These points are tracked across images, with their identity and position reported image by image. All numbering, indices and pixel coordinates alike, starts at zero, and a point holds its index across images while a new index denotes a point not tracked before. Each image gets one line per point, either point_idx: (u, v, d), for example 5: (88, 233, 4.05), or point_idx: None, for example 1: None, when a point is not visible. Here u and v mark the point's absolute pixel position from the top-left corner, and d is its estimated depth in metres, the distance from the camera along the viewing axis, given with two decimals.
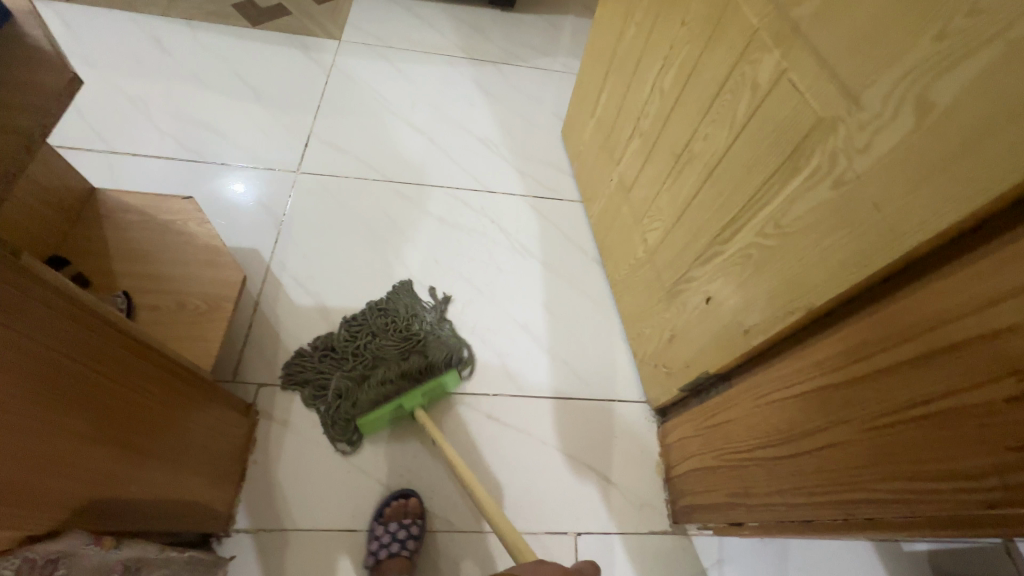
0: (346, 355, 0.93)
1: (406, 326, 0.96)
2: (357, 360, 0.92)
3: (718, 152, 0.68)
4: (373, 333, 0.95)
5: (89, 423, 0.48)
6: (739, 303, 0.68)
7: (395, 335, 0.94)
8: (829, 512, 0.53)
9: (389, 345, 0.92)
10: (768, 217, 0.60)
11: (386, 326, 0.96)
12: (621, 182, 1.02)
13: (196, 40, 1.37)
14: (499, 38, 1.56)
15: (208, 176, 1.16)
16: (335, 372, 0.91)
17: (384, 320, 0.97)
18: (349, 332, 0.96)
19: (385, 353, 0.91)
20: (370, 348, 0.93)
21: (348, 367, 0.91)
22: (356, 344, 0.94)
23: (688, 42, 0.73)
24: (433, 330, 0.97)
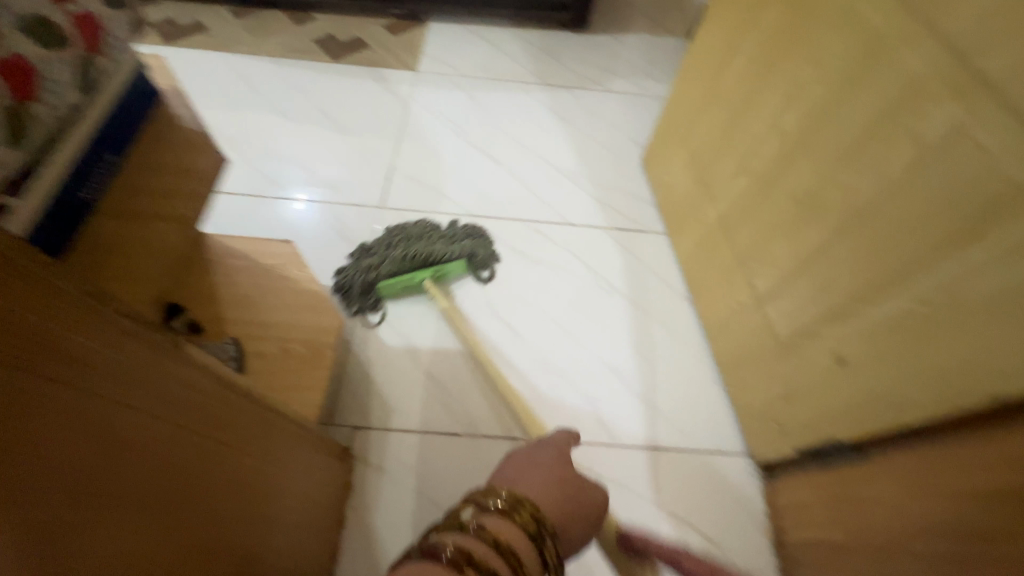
0: (379, 247, 1.04)
1: (436, 234, 1.07)
2: (386, 249, 1.03)
3: (860, 205, 0.62)
4: (407, 236, 1.05)
5: (210, 498, 0.46)
6: (886, 373, 0.61)
7: (425, 238, 1.05)
8: None
9: (417, 242, 1.04)
10: (935, 285, 0.54)
11: (419, 232, 1.06)
12: (720, 219, 0.96)
13: (281, 76, 1.41)
14: (571, 61, 1.53)
15: (296, 211, 1.19)
16: (367, 257, 1.03)
17: (419, 228, 1.08)
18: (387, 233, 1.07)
19: (412, 247, 1.02)
20: (400, 242, 1.04)
21: (378, 254, 1.03)
22: (390, 241, 1.05)
23: (818, 82, 0.68)
24: (458, 238, 1.08)
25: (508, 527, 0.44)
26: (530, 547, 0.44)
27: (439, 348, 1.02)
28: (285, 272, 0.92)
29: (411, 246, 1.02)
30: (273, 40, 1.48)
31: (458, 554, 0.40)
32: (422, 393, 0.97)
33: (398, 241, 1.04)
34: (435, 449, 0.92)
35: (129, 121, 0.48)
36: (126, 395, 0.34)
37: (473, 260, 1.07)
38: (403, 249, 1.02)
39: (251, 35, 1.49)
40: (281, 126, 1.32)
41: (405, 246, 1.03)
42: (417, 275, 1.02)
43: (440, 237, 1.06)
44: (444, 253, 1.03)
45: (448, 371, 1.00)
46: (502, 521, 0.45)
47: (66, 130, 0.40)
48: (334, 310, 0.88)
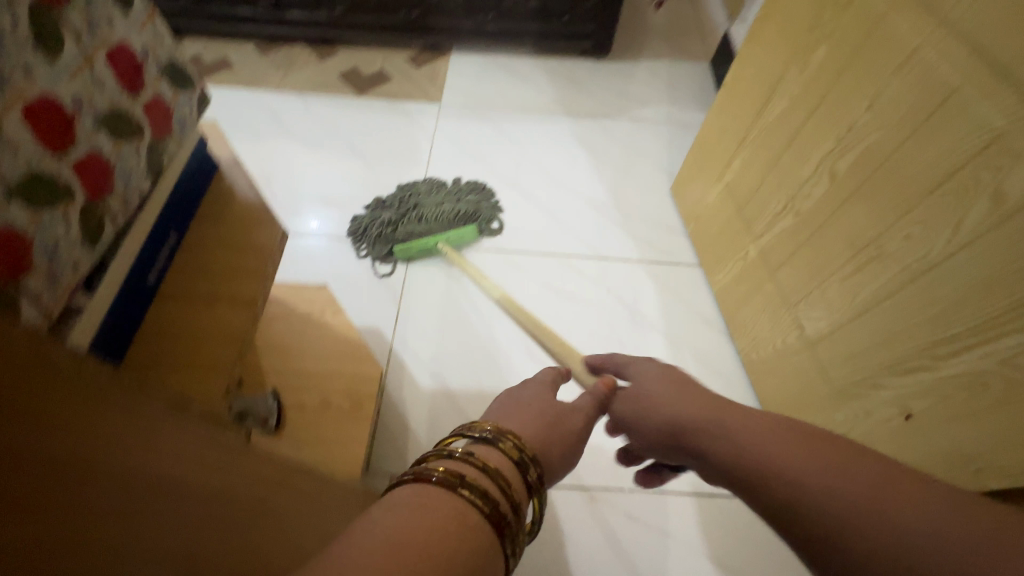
0: (394, 202, 1.20)
1: (444, 191, 1.23)
2: (400, 205, 1.19)
3: (930, 257, 0.60)
4: (418, 191, 1.22)
5: None
6: (964, 434, 0.58)
7: (435, 194, 1.21)
8: None
9: (428, 198, 1.20)
10: (1020, 347, 0.51)
11: (428, 188, 1.23)
12: (762, 257, 0.94)
13: (307, 110, 1.42)
14: (595, 89, 1.52)
15: (325, 247, 1.18)
16: (384, 210, 1.19)
17: (430, 190, 1.22)
18: (402, 194, 1.21)
19: (424, 203, 1.19)
20: (413, 200, 1.20)
21: (393, 207, 1.19)
22: (403, 198, 1.21)
23: (874, 128, 0.66)
24: (464, 199, 1.22)
25: (496, 457, 0.38)
26: (517, 475, 0.38)
27: (474, 390, 1.00)
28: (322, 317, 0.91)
29: (423, 203, 1.19)
30: (298, 75, 1.49)
31: (448, 474, 0.33)
32: None
33: (411, 198, 1.20)
34: None
35: (188, 199, 0.47)
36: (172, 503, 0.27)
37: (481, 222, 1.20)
38: (415, 205, 1.19)
39: (277, 71, 1.50)
40: (307, 161, 1.32)
41: (417, 203, 1.19)
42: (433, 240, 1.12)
43: (451, 198, 1.21)
44: (455, 211, 1.17)
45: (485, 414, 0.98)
46: (485, 449, 0.39)
47: (132, 220, 0.39)
48: (373, 357, 0.87)
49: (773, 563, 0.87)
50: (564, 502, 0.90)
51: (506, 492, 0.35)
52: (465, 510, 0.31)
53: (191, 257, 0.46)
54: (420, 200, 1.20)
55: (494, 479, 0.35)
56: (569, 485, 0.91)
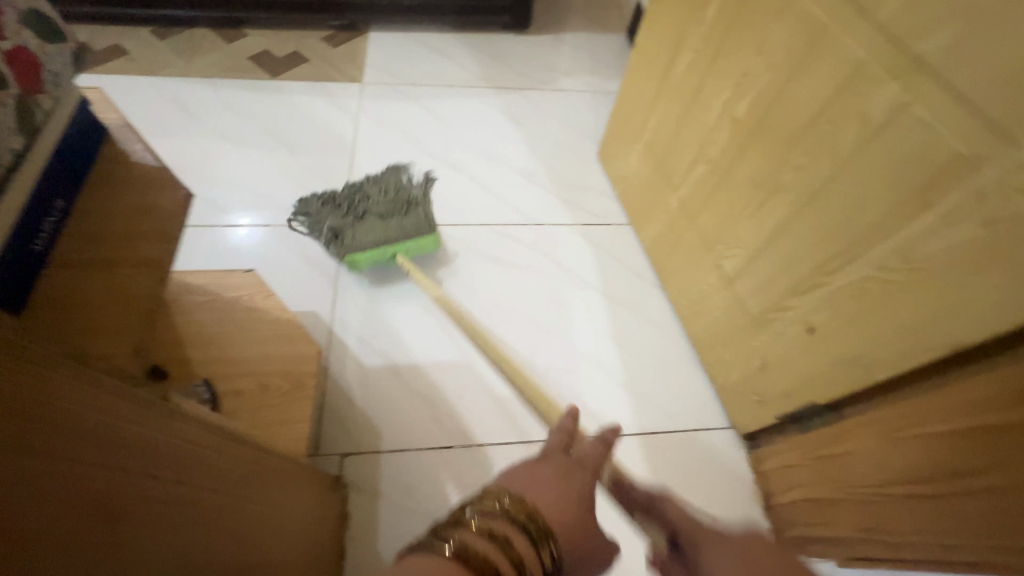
0: (341, 204, 1.06)
1: (395, 189, 1.09)
2: (349, 207, 1.06)
3: (816, 183, 0.66)
4: (366, 190, 1.09)
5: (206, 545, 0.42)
6: (856, 337, 0.66)
7: (385, 194, 1.08)
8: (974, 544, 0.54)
9: (379, 200, 1.07)
10: (891, 251, 0.58)
11: (377, 187, 1.10)
12: (683, 206, 1.00)
13: (217, 97, 1.34)
14: (518, 63, 1.54)
15: (250, 236, 1.13)
16: (330, 213, 1.05)
17: (380, 190, 1.09)
18: (349, 194, 1.08)
19: (375, 205, 1.06)
20: (362, 202, 1.06)
21: (340, 210, 1.05)
22: (352, 199, 1.07)
23: (765, 71, 0.72)
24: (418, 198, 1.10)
25: (513, 532, 0.36)
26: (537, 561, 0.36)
27: (421, 363, 1.00)
28: (252, 303, 0.87)
29: (374, 206, 1.06)
30: (203, 61, 1.40)
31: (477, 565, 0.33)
32: (412, 410, 0.95)
33: (360, 199, 1.07)
34: (431, 465, 0.90)
35: (75, 163, 0.43)
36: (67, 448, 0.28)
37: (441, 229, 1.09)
38: (366, 208, 1.06)
39: (179, 57, 1.40)
40: (223, 150, 1.25)
41: (367, 205, 1.06)
42: (391, 251, 1.02)
43: (405, 201, 1.07)
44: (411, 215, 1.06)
45: (434, 385, 0.98)
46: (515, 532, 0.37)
47: (16, 179, 0.37)
48: (310, 339, 0.85)
49: (715, 485, 0.94)
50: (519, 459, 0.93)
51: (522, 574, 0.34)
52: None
53: (84, 225, 0.43)
54: (373, 203, 1.06)
55: (510, 558, 0.35)
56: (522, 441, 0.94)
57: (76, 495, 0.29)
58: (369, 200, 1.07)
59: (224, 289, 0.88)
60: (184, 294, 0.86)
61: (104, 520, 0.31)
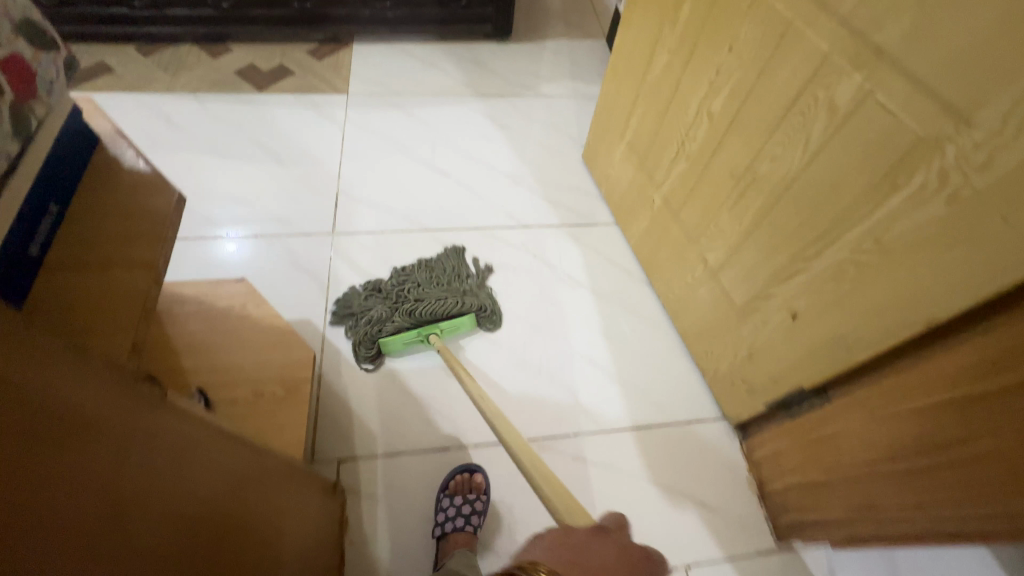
0: (389, 292, 1.03)
1: (447, 281, 1.07)
2: (399, 299, 1.02)
3: (792, 171, 0.69)
4: (417, 283, 1.06)
5: (213, 538, 0.41)
6: (836, 319, 0.68)
7: (435, 286, 1.05)
8: (957, 514, 0.56)
9: (429, 291, 1.03)
10: (864, 234, 0.61)
11: (429, 278, 1.06)
12: (666, 203, 1.02)
13: (204, 110, 1.35)
14: (502, 70, 1.57)
15: (239, 247, 1.13)
16: (376, 300, 1.02)
17: (427, 276, 1.07)
18: (397, 280, 1.06)
19: (425, 296, 1.01)
20: (411, 290, 1.03)
21: (387, 298, 1.02)
22: (400, 288, 1.04)
23: (737, 67, 0.74)
24: (468, 288, 1.06)
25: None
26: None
27: (414, 366, 1.01)
28: (244, 311, 0.88)
29: (422, 292, 1.02)
30: (189, 76, 1.41)
31: None
32: (407, 413, 0.96)
33: (410, 289, 1.03)
34: (427, 466, 0.91)
35: (68, 169, 0.44)
36: (70, 433, 0.28)
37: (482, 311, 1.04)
38: (414, 295, 1.03)
39: (165, 72, 1.41)
40: (212, 164, 1.26)
41: (416, 293, 1.02)
42: (424, 331, 0.98)
43: (452, 286, 1.06)
44: (454, 299, 1.02)
45: (428, 388, 0.99)
46: None
47: (10, 185, 0.38)
48: (304, 344, 0.86)
49: (711, 475, 0.94)
50: None
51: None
52: None
53: (83, 227, 0.44)
54: (421, 292, 1.03)
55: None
56: None
57: (92, 482, 0.29)
58: (419, 287, 1.04)
59: (216, 297, 0.88)
60: (176, 304, 0.86)
61: (115, 511, 0.30)
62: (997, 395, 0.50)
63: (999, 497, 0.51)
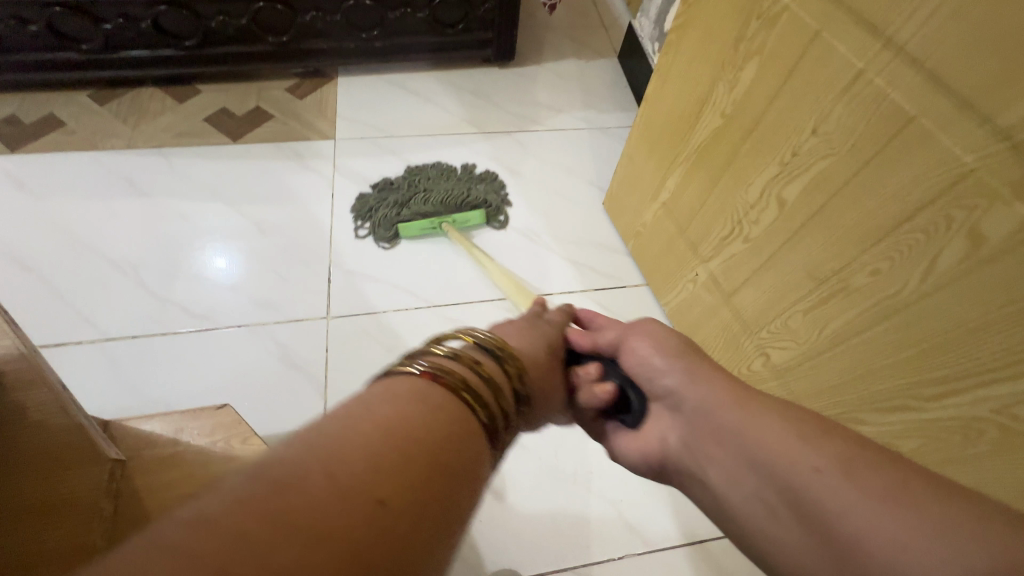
0: (402, 183, 1.17)
1: (457, 179, 1.20)
2: (411, 189, 1.15)
3: (905, 297, 0.55)
4: (429, 177, 1.19)
5: None
6: (965, 480, 0.55)
7: (446, 180, 1.18)
8: None
9: (439, 183, 1.17)
10: (1019, 399, 0.48)
11: (437, 174, 1.20)
12: (713, 280, 0.88)
13: (172, 169, 1.19)
14: (506, 101, 1.40)
15: (220, 340, 0.98)
16: (389, 193, 1.16)
17: (437, 171, 1.20)
18: (409, 175, 1.19)
19: (434, 187, 1.15)
20: (424, 185, 1.17)
21: (401, 190, 1.16)
22: (413, 181, 1.17)
23: (823, 157, 0.60)
24: (474, 185, 1.19)
25: (482, 356, 0.43)
26: (500, 370, 0.43)
27: None
28: (228, 448, 0.74)
29: (432, 186, 1.16)
30: (153, 127, 1.24)
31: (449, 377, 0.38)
32: None
33: (421, 182, 1.17)
34: None
35: None
36: None
37: (487, 205, 1.16)
38: (426, 187, 1.16)
39: (124, 124, 1.24)
40: (183, 235, 1.10)
41: (427, 185, 1.16)
42: (438, 219, 1.11)
43: (460, 182, 1.18)
44: (464, 193, 1.15)
45: None
46: (477, 352, 0.44)
47: None
48: None
49: None
50: None
51: (479, 372, 0.41)
52: (432, 389, 0.36)
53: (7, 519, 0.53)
54: (432, 184, 1.16)
55: (481, 373, 0.41)
56: (555, 569, 0.82)
57: None
58: (429, 180, 1.17)
59: (194, 433, 0.74)
60: (145, 447, 0.71)
61: None
62: None
63: None
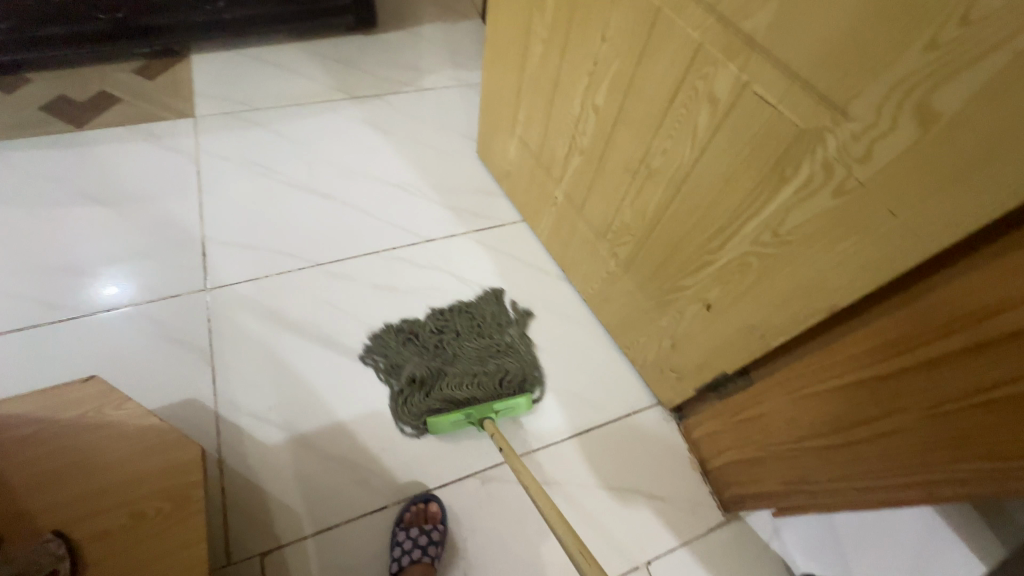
0: (430, 345, 0.97)
1: (488, 333, 1.01)
2: (437, 352, 0.96)
3: (684, 165, 0.66)
4: (458, 333, 1.00)
5: None
6: (747, 309, 0.67)
7: (478, 340, 0.99)
8: (880, 488, 0.58)
9: (471, 345, 0.98)
10: (762, 226, 0.59)
11: (468, 328, 1.00)
12: (568, 199, 0.97)
13: (7, 163, 1.10)
14: (374, 66, 1.42)
15: (87, 329, 0.94)
16: (414, 357, 0.96)
17: (467, 321, 1.02)
18: (433, 329, 1.00)
19: (463, 353, 0.96)
20: (452, 345, 0.97)
21: (426, 352, 0.97)
22: (439, 341, 0.98)
23: (613, 59, 0.69)
24: (510, 344, 1.00)
25: None
26: None
27: (331, 428, 0.90)
28: (99, 418, 0.72)
29: (467, 351, 0.97)
30: None
31: None
32: (333, 482, 0.86)
33: (450, 343, 0.98)
34: (366, 532, 0.83)
35: None
36: None
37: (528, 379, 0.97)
38: (454, 350, 0.97)
39: None
40: (31, 231, 1.03)
41: (456, 349, 0.97)
42: (474, 413, 0.88)
43: (494, 344, 0.99)
44: (504, 368, 0.95)
45: (353, 447, 0.89)
46: None
47: None
48: (186, 442, 0.73)
49: (655, 464, 0.95)
50: (463, 494, 0.88)
51: None
52: None
53: None
54: (463, 344, 0.98)
55: None
56: (460, 477, 0.90)
57: None
58: (460, 340, 0.99)
59: (58, 410, 0.72)
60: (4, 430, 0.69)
61: None
62: (904, 375, 0.51)
63: (919, 469, 0.52)
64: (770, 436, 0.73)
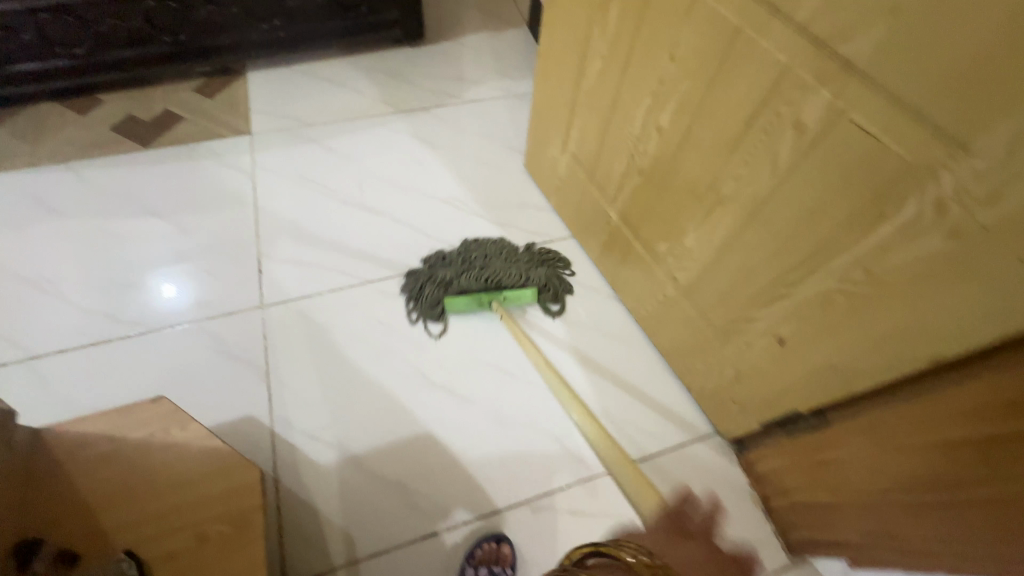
0: (458, 258, 1.05)
1: (519, 259, 1.06)
2: (464, 261, 1.04)
3: (760, 193, 0.61)
4: (489, 252, 1.06)
5: None
6: (829, 348, 0.62)
7: (506, 259, 1.05)
8: (986, 558, 0.52)
9: (497, 260, 1.04)
10: (853, 263, 0.54)
11: (497, 251, 1.06)
12: (623, 219, 0.94)
13: (82, 181, 1.16)
14: (422, 79, 1.42)
15: (153, 343, 0.98)
16: (443, 266, 1.04)
17: (500, 245, 1.07)
18: (464, 246, 1.07)
19: (490, 264, 1.04)
20: (480, 257, 1.05)
21: (455, 262, 1.04)
22: (468, 256, 1.05)
23: (682, 80, 0.65)
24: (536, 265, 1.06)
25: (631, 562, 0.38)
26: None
27: (381, 448, 0.90)
28: (166, 437, 0.74)
29: (494, 264, 1.04)
30: (57, 142, 1.21)
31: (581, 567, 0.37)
32: (383, 504, 0.86)
33: (478, 257, 1.05)
34: (415, 557, 0.83)
35: None
36: None
37: (545, 288, 1.05)
38: (480, 260, 1.05)
39: (25, 142, 1.20)
40: (103, 247, 1.08)
41: (480, 256, 1.05)
42: (484, 297, 1.01)
43: (520, 261, 1.06)
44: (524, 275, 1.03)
45: (403, 468, 0.89)
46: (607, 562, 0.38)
47: None
48: (247, 464, 0.74)
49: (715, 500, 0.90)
50: (512, 522, 0.87)
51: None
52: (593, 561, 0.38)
53: None
54: (492, 261, 1.04)
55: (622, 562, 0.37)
56: (509, 505, 0.88)
57: None
58: (488, 254, 1.05)
59: (128, 428, 0.74)
60: (80, 448, 0.72)
61: None
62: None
63: None
64: (850, 483, 0.67)
